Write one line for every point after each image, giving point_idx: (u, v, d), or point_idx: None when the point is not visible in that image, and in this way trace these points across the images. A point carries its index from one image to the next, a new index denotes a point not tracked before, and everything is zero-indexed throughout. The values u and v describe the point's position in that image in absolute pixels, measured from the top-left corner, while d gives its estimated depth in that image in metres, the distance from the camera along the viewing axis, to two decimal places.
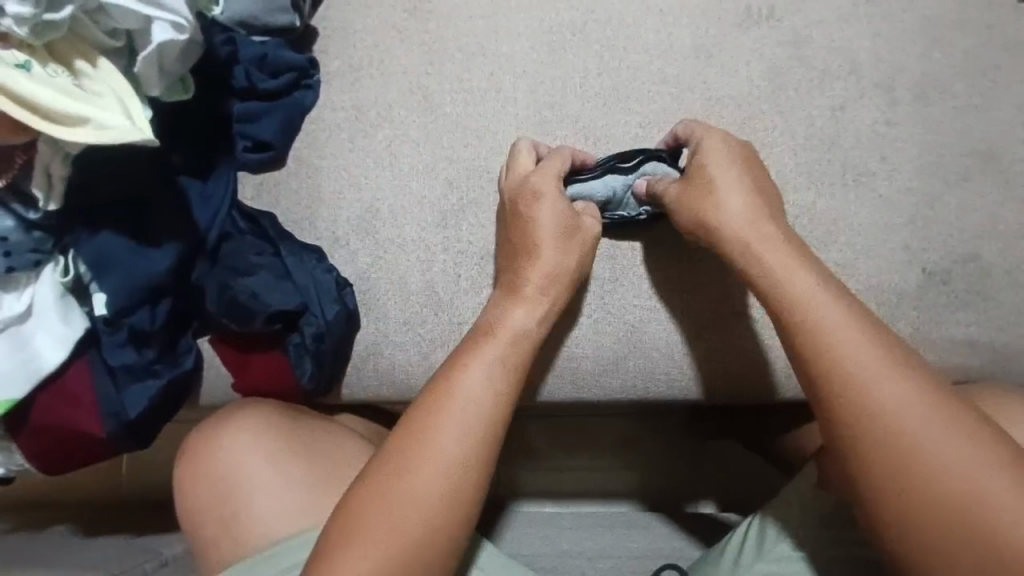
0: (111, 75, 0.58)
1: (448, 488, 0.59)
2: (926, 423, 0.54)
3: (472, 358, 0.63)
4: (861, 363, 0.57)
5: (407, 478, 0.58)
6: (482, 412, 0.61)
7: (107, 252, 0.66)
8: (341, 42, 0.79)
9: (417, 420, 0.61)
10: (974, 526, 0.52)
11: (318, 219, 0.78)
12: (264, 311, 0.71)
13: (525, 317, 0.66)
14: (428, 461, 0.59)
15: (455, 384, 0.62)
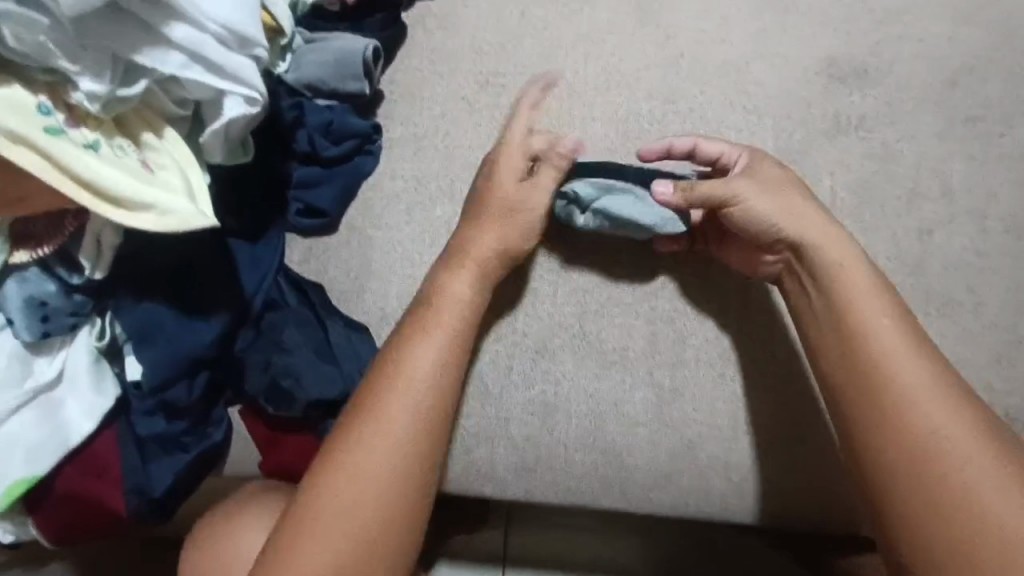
0: (177, 148, 0.55)
1: (399, 454, 0.59)
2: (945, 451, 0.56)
3: (425, 335, 0.63)
4: (898, 377, 0.58)
5: (358, 450, 0.59)
6: (427, 381, 0.62)
7: (150, 323, 0.63)
8: (408, 109, 0.76)
9: (381, 400, 0.61)
10: (963, 543, 0.53)
11: (367, 293, 0.74)
12: (306, 394, 0.67)
13: (468, 284, 0.66)
14: (378, 432, 0.60)
15: (403, 358, 0.62)
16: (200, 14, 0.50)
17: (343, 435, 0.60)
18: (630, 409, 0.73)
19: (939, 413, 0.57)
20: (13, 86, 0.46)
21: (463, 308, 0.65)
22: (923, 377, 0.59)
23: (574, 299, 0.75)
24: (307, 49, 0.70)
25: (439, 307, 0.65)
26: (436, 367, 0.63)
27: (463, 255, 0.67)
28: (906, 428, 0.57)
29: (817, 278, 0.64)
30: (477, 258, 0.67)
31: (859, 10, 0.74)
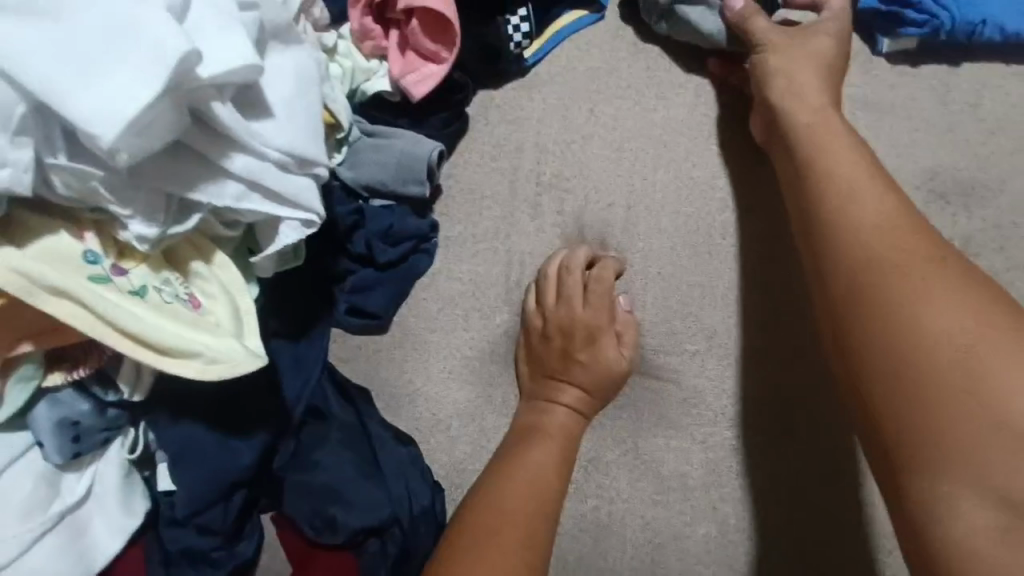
0: (228, 275, 0.50)
1: (526, 545, 0.55)
2: (928, 307, 0.47)
3: (543, 442, 0.63)
4: (873, 236, 0.51)
5: (492, 542, 0.55)
6: (546, 487, 0.60)
7: (186, 445, 0.58)
8: (467, 206, 0.71)
9: (506, 495, 0.59)
10: (952, 441, 0.43)
11: (419, 399, 0.69)
12: (349, 520, 0.62)
13: (578, 395, 0.66)
14: (508, 524, 0.56)
15: (522, 457, 0.62)
16: (261, 143, 0.46)
17: (475, 524, 0.56)
18: (689, 544, 0.67)
19: (896, 253, 0.50)
20: (60, 232, 0.42)
21: (572, 426, 0.65)
22: (901, 256, 0.50)
23: (620, 416, 0.69)
24: (366, 146, 0.65)
25: (540, 418, 0.65)
26: (546, 467, 0.62)
27: (546, 380, 0.66)
28: (918, 337, 0.46)
29: (822, 169, 0.57)
30: (584, 375, 0.66)
31: (966, 116, 0.68)
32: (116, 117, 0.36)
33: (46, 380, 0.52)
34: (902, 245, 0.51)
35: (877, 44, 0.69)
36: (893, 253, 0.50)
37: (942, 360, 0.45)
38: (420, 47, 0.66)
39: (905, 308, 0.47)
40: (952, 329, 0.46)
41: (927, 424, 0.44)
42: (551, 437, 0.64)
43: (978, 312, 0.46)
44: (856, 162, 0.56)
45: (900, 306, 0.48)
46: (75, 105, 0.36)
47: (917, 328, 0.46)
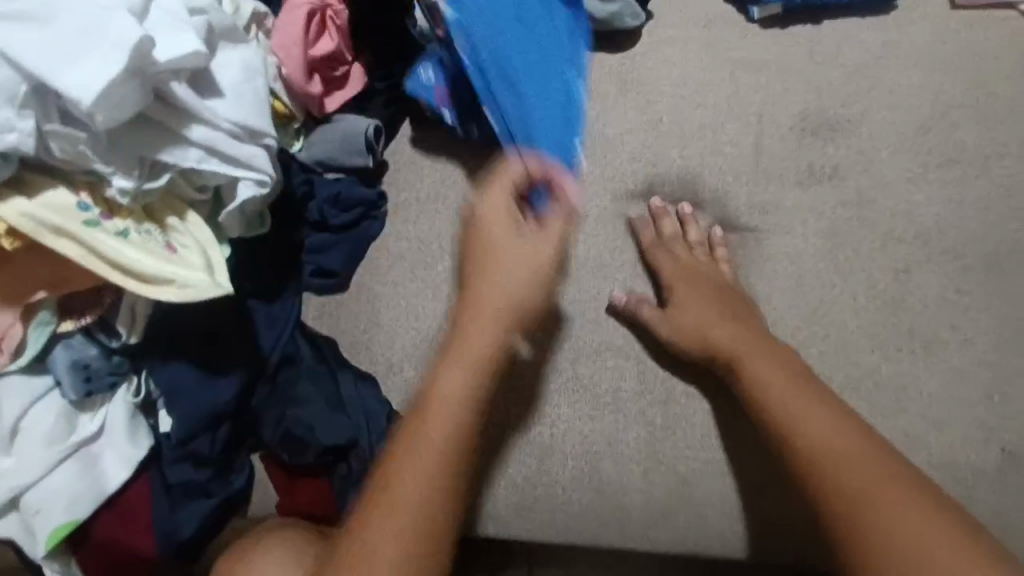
0: (199, 228, 0.62)
1: (469, 390, 0.60)
2: (813, 433, 0.61)
3: (497, 261, 0.61)
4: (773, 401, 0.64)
5: (438, 376, 0.60)
6: (498, 293, 0.60)
7: (178, 380, 0.70)
8: (409, 176, 0.83)
9: (447, 348, 0.61)
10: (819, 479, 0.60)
11: (375, 344, 0.80)
12: (318, 442, 0.72)
13: (501, 200, 0.64)
14: (466, 346, 0.60)
15: (479, 289, 0.61)
16: (216, 116, 0.58)
17: (442, 356, 0.61)
18: (621, 447, 0.75)
19: (766, 373, 0.66)
20: (59, 188, 0.55)
21: (507, 215, 0.63)
22: (782, 385, 0.65)
23: (562, 343, 0.77)
24: (318, 132, 0.78)
25: (481, 269, 0.62)
26: (469, 385, 0.60)
27: (483, 272, 0.61)
28: (813, 463, 0.60)
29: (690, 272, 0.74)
30: (508, 194, 0.64)
31: (830, 63, 0.78)
32: (90, 91, 0.49)
33: (59, 326, 0.64)
34: (759, 354, 0.67)
35: (749, 12, 0.81)
36: (775, 384, 0.65)
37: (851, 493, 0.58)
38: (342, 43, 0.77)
39: (786, 426, 0.63)
40: (837, 433, 0.61)
41: (818, 455, 0.60)
42: (431, 469, 0.58)
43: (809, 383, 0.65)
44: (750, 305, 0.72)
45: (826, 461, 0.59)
46: (65, 84, 0.49)
47: (840, 465, 0.59)
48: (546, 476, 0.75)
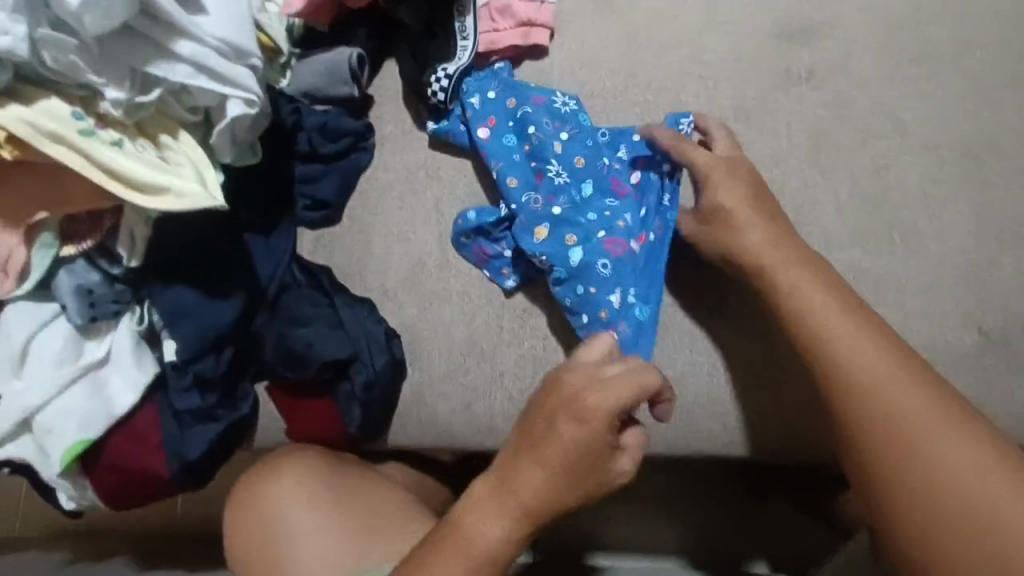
0: (191, 148, 0.64)
1: (543, 477, 0.61)
2: (897, 401, 0.58)
3: (568, 416, 0.61)
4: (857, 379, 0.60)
5: (508, 482, 0.62)
6: (592, 433, 0.61)
7: (180, 304, 0.72)
8: (395, 108, 0.85)
9: (512, 458, 0.63)
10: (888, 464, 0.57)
11: (369, 272, 0.82)
12: (320, 359, 0.75)
13: (586, 415, 0.61)
14: (529, 451, 0.62)
15: (546, 412, 0.63)
16: (202, 31, 0.60)
17: (505, 459, 0.64)
18: None
19: (858, 346, 0.62)
20: (53, 99, 0.57)
21: (597, 398, 0.61)
22: (874, 363, 0.61)
23: None
24: (302, 65, 0.81)
25: (545, 410, 0.63)
26: (497, 542, 0.61)
27: (554, 388, 0.63)
28: (877, 430, 0.58)
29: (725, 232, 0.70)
30: (575, 411, 0.61)
31: None
32: None
33: (62, 250, 0.67)
34: (847, 334, 0.62)
35: None
36: (868, 364, 0.61)
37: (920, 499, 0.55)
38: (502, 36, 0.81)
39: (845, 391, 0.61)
40: (899, 390, 0.59)
41: (883, 441, 0.58)
42: (505, 523, 0.61)
43: (884, 341, 0.62)
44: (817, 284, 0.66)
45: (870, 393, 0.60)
46: None
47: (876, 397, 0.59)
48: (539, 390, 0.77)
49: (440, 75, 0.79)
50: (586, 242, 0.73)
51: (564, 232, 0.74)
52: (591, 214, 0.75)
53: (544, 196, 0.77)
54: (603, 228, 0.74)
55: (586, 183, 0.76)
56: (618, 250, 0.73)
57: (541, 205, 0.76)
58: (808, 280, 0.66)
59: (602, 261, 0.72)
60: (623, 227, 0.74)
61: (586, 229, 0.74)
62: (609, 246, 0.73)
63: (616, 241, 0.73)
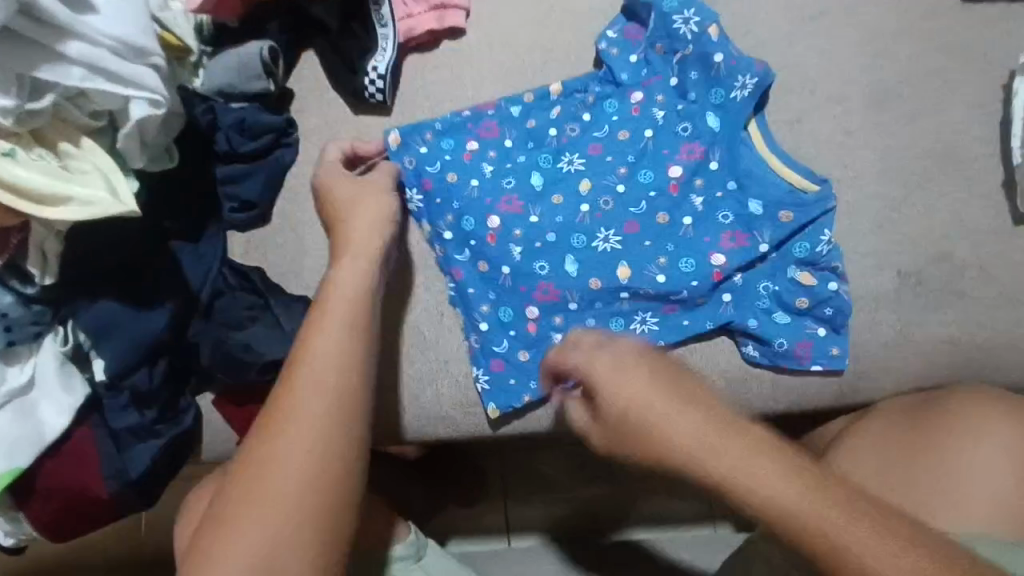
0: (95, 154, 0.62)
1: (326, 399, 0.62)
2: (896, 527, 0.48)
3: (331, 321, 0.66)
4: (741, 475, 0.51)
5: (283, 422, 0.61)
6: (340, 348, 0.64)
7: (105, 317, 0.70)
8: (317, 101, 0.83)
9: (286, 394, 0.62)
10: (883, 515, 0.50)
11: (305, 271, 0.80)
12: (259, 361, 0.73)
13: (352, 266, 0.69)
14: (293, 405, 0.61)
15: (310, 342, 0.64)
16: (93, 31, 0.58)
17: (277, 401, 0.62)
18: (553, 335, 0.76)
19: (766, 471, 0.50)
20: None
21: (359, 290, 0.68)
22: (798, 506, 0.49)
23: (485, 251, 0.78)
24: (214, 63, 0.77)
25: (318, 319, 0.66)
26: (362, 275, 0.69)
27: (325, 195, 0.74)
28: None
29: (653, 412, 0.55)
30: (347, 290, 0.68)
31: None
32: None
33: None
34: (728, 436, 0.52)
35: None
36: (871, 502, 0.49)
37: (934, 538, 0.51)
38: (419, 22, 0.82)
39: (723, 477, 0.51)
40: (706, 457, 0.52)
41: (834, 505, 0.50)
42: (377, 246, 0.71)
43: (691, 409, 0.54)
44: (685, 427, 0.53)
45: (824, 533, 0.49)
46: None
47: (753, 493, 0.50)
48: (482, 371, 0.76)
49: (373, 77, 0.80)
50: (571, 226, 0.77)
51: (580, 203, 0.78)
52: (636, 322, 0.75)
53: (580, 295, 0.76)
54: (510, 141, 0.80)
55: (689, 267, 0.75)
56: (534, 207, 0.78)
57: (651, 291, 0.75)
58: (606, 370, 0.57)
59: (506, 181, 0.79)
60: (651, 149, 0.78)
61: (628, 159, 0.78)
62: (501, 211, 0.78)
63: (506, 202, 0.78)
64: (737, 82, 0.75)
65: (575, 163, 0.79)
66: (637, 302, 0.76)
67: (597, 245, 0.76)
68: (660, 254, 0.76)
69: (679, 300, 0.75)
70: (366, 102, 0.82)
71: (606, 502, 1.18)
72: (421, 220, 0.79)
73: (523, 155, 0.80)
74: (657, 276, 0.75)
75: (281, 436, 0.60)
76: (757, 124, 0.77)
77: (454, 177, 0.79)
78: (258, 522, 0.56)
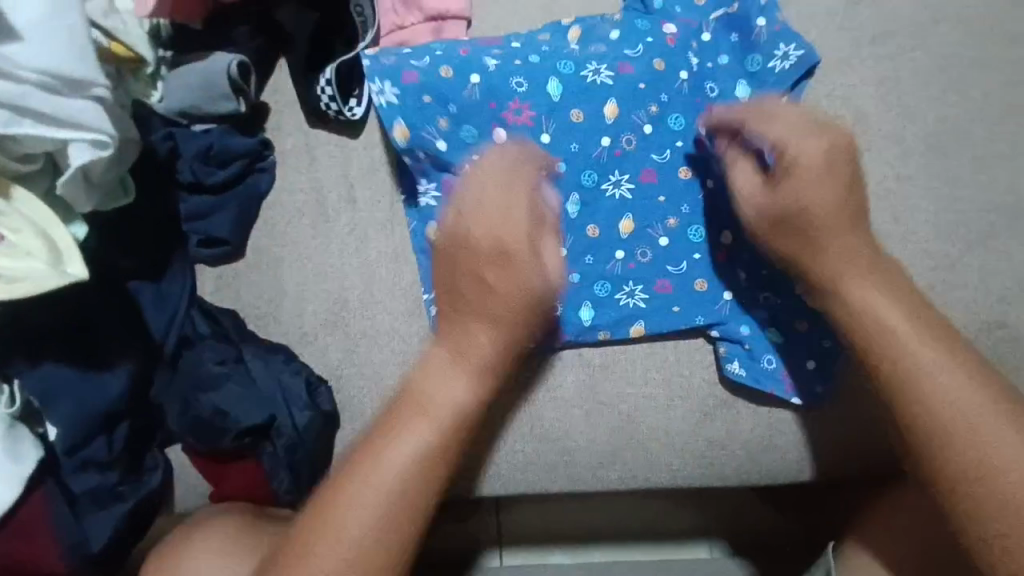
0: (30, 207, 0.53)
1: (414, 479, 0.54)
2: (999, 451, 0.50)
3: (413, 421, 0.55)
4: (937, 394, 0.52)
5: (362, 474, 0.53)
6: (444, 449, 0.55)
7: (53, 381, 0.63)
8: (295, 118, 0.73)
9: (366, 459, 0.54)
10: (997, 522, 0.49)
11: (283, 314, 0.71)
12: (233, 426, 0.65)
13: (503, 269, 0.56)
14: (383, 445, 0.54)
15: (420, 384, 0.56)
16: (14, 65, 0.48)
17: (366, 447, 0.55)
18: (566, 391, 0.69)
19: (941, 367, 0.52)
20: None
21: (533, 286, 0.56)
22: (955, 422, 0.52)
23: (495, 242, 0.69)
24: (174, 77, 0.68)
25: (407, 403, 0.56)
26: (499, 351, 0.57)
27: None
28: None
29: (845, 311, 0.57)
30: (503, 283, 0.56)
31: None
32: None
33: None
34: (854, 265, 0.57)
35: None
36: (969, 414, 0.51)
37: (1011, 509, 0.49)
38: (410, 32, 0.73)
39: (860, 297, 0.56)
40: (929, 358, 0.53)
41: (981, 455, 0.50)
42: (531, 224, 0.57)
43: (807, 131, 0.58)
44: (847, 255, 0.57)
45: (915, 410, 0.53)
46: None
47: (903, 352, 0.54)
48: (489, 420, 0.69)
49: (323, 85, 0.70)
50: (580, 160, 0.69)
51: (601, 131, 0.69)
52: (625, 294, 0.69)
53: (577, 243, 0.69)
54: (518, 41, 0.71)
55: (697, 238, 0.70)
56: (546, 120, 0.69)
57: (646, 259, 0.69)
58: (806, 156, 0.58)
59: (517, 82, 0.69)
60: (684, 95, 0.70)
61: (661, 97, 0.70)
62: (508, 118, 0.69)
63: (515, 109, 0.69)
64: (778, 50, 0.68)
65: (602, 75, 0.70)
66: (630, 269, 0.69)
67: (607, 190, 0.70)
68: (671, 215, 0.70)
69: (676, 276, 0.69)
70: (341, 123, 0.72)
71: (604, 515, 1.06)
72: (403, 119, 0.68)
73: (539, 57, 0.70)
74: (659, 239, 0.70)
75: (362, 492, 0.52)
76: (788, 102, 0.68)
77: (447, 73, 0.69)
78: (349, 533, 0.52)
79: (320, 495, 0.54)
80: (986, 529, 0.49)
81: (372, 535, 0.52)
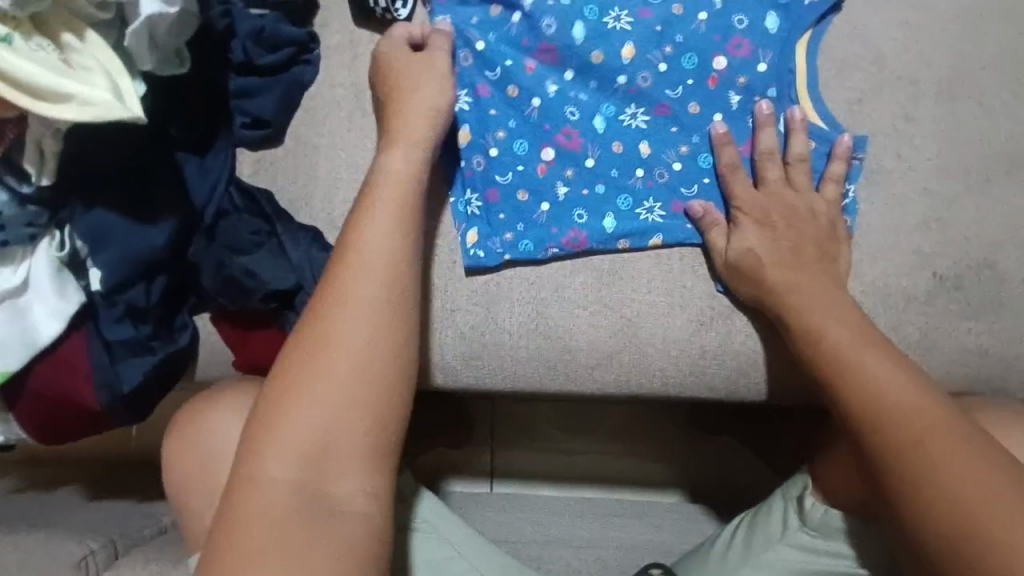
0: (99, 48, 0.57)
1: (370, 330, 0.55)
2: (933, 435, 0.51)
3: (353, 286, 0.56)
4: (891, 404, 0.54)
5: (316, 347, 0.54)
6: (376, 304, 0.56)
7: (103, 227, 0.67)
8: (342, 17, 0.77)
9: (310, 351, 0.54)
10: (933, 491, 0.50)
11: (314, 200, 0.75)
12: (261, 288, 0.70)
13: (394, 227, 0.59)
14: (329, 338, 0.54)
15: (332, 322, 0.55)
16: None
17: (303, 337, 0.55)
18: (568, 294, 0.73)
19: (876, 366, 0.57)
20: None
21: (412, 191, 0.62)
22: (896, 392, 0.55)
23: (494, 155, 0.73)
24: None
25: (342, 278, 0.57)
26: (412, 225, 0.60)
27: (393, 87, 0.68)
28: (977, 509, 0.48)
29: (798, 306, 0.64)
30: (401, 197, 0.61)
31: None
32: None
33: None
34: (801, 273, 0.66)
35: None
36: (901, 400, 0.54)
37: (947, 475, 0.50)
38: None
39: (804, 302, 0.64)
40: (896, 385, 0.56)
41: (915, 431, 0.52)
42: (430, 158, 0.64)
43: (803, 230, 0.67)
44: (837, 317, 0.62)
45: (891, 434, 0.53)
46: None
47: (827, 337, 0.61)
48: (500, 318, 0.73)
49: None
50: (603, 93, 0.73)
51: (619, 71, 0.73)
52: (644, 210, 0.72)
53: (599, 159, 0.73)
54: None
55: (707, 163, 0.72)
56: (570, 61, 0.73)
57: (665, 178, 0.72)
58: (794, 248, 0.67)
59: (547, 22, 0.73)
60: (701, 33, 0.72)
61: (677, 37, 0.72)
62: (537, 58, 0.74)
63: (544, 49, 0.74)
64: None
65: (622, 21, 0.73)
66: (648, 188, 0.72)
67: (624, 120, 0.73)
68: (684, 142, 0.72)
69: (687, 197, 0.72)
70: (385, 22, 0.76)
71: (591, 458, 1.08)
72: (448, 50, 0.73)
73: None
74: (674, 163, 0.72)
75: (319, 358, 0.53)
76: (811, 37, 0.71)
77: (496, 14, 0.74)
78: (324, 398, 0.52)
79: (264, 403, 0.52)
80: (930, 509, 0.50)
81: (331, 421, 0.51)
